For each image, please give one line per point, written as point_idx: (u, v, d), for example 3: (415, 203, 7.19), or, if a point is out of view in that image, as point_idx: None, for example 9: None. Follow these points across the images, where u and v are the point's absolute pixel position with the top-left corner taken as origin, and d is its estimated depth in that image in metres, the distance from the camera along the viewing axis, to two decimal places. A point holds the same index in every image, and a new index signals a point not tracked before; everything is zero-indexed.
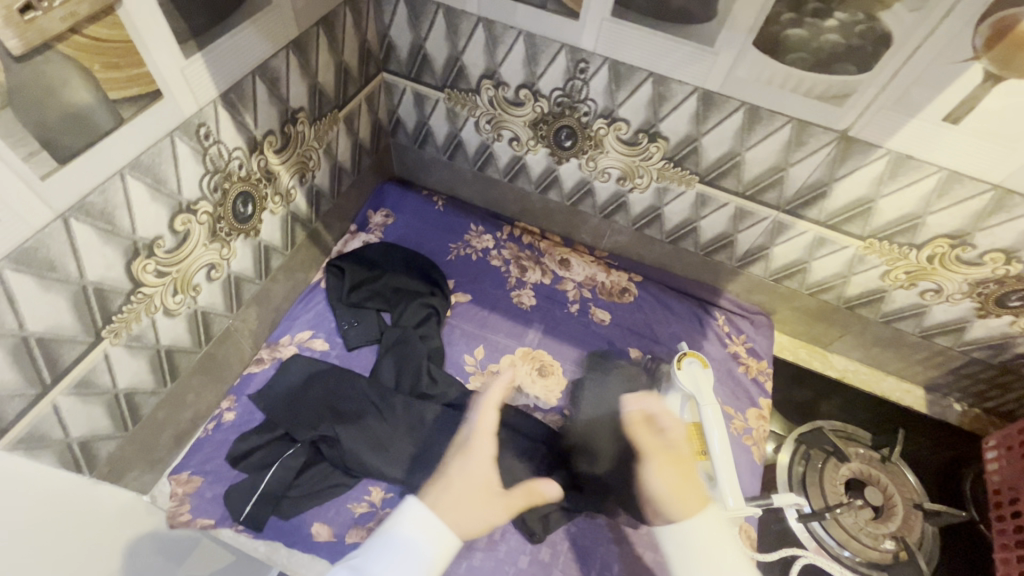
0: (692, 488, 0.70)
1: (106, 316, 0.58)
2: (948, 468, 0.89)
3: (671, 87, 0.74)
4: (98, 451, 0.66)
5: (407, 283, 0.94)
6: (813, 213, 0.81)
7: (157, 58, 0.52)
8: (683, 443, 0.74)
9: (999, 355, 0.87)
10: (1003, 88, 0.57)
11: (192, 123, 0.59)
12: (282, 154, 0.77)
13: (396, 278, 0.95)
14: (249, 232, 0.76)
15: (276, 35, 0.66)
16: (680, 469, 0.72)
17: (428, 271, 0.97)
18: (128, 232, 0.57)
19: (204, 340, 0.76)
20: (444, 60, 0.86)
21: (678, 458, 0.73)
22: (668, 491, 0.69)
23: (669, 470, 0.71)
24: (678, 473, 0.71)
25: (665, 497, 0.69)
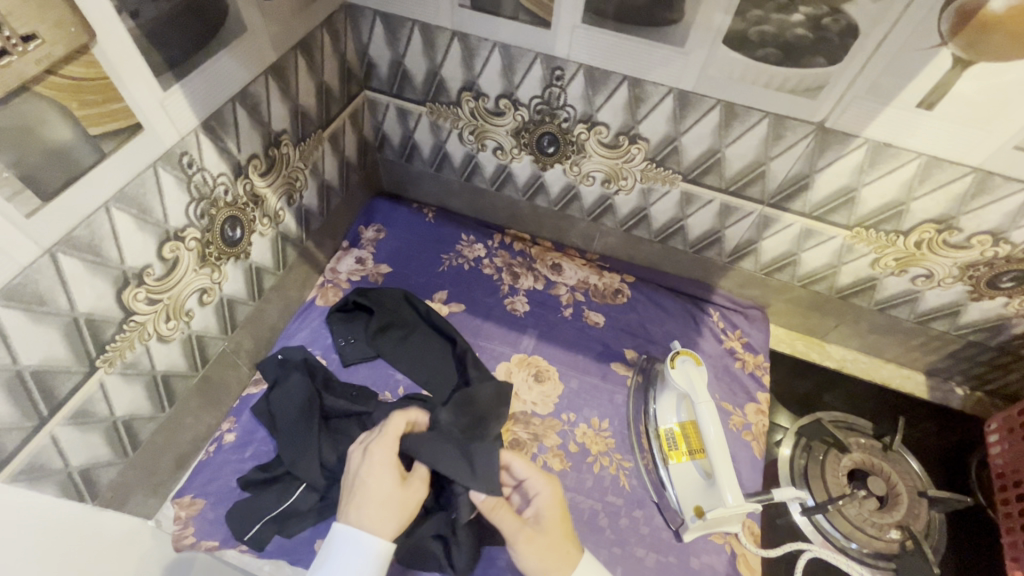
0: (558, 543, 0.64)
1: (98, 346, 0.59)
2: (953, 454, 0.88)
3: (646, 88, 0.75)
4: (98, 479, 0.66)
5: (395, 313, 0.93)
6: (797, 205, 0.81)
7: (135, 93, 0.53)
8: (557, 519, 0.66)
9: (996, 337, 0.87)
10: (973, 73, 0.58)
11: (174, 152, 0.61)
12: (267, 176, 0.78)
13: (380, 291, 0.94)
14: (239, 255, 0.78)
15: (254, 62, 0.67)
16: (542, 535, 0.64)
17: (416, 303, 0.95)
18: (117, 262, 0.58)
19: (200, 363, 0.77)
20: (423, 76, 0.88)
21: (543, 530, 0.65)
22: (542, 556, 0.62)
23: (540, 541, 0.63)
24: (549, 540, 0.64)
25: (541, 574, 0.62)
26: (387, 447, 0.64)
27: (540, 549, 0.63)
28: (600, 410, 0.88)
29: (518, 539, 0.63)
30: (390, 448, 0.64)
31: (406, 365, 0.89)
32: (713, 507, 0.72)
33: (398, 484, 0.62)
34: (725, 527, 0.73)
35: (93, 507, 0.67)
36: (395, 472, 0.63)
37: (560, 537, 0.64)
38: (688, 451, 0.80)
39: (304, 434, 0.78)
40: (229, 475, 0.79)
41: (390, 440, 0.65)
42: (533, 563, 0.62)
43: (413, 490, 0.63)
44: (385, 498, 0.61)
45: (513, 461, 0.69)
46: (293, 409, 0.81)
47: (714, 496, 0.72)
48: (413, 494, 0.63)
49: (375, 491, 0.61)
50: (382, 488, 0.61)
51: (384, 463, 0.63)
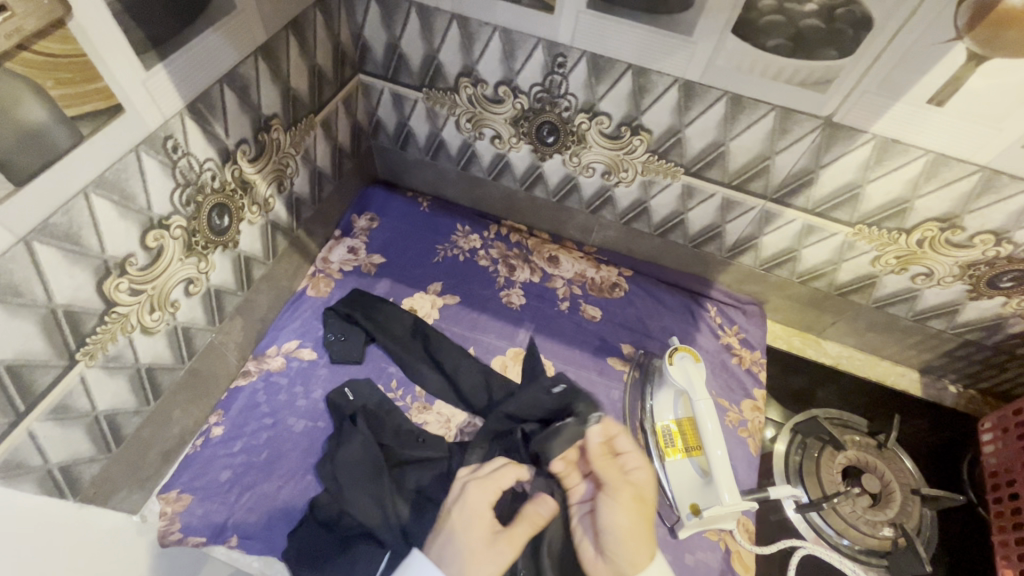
0: (643, 532, 0.61)
1: (79, 338, 0.57)
2: (946, 452, 0.89)
3: (651, 78, 0.72)
4: (80, 475, 0.64)
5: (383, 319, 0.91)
6: (800, 201, 0.79)
7: (116, 72, 0.50)
8: (648, 491, 0.64)
9: (992, 336, 0.87)
10: (987, 69, 0.56)
11: (158, 136, 0.58)
12: (257, 162, 0.75)
13: (366, 295, 0.94)
14: (227, 244, 0.75)
15: (243, 41, 0.64)
16: (642, 506, 0.63)
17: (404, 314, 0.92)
18: (97, 251, 0.55)
19: (186, 356, 0.75)
20: (420, 60, 0.85)
21: (640, 503, 0.63)
22: (631, 520, 0.61)
23: (631, 505, 0.62)
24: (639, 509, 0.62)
25: (618, 537, 0.61)
26: (481, 495, 0.63)
27: (626, 515, 0.61)
28: (596, 405, 0.87)
29: (609, 500, 0.63)
30: (486, 493, 0.63)
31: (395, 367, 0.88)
32: (709, 505, 0.71)
33: (487, 541, 0.59)
34: (720, 524, 0.72)
35: (75, 504, 0.64)
36: (484, 524, 0.60)
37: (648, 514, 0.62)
38: (684, 448, 0.79)
39: (306, 448, 0.81)
40: (218, 469, 0.78)
41: (489, 488, 0.64)
42: (613, 537, 0.61)
43: (496, 551, 0.58)
44: (467, 548, 0.57)
45: (620, 435, 0.68)
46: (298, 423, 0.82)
47: (710, 494, 0.71)
48: (499, 554, 0.58)
49: (460, 536, 0.59)
50: (469, 537, 0.58)
51: (474, 512, 0.61)
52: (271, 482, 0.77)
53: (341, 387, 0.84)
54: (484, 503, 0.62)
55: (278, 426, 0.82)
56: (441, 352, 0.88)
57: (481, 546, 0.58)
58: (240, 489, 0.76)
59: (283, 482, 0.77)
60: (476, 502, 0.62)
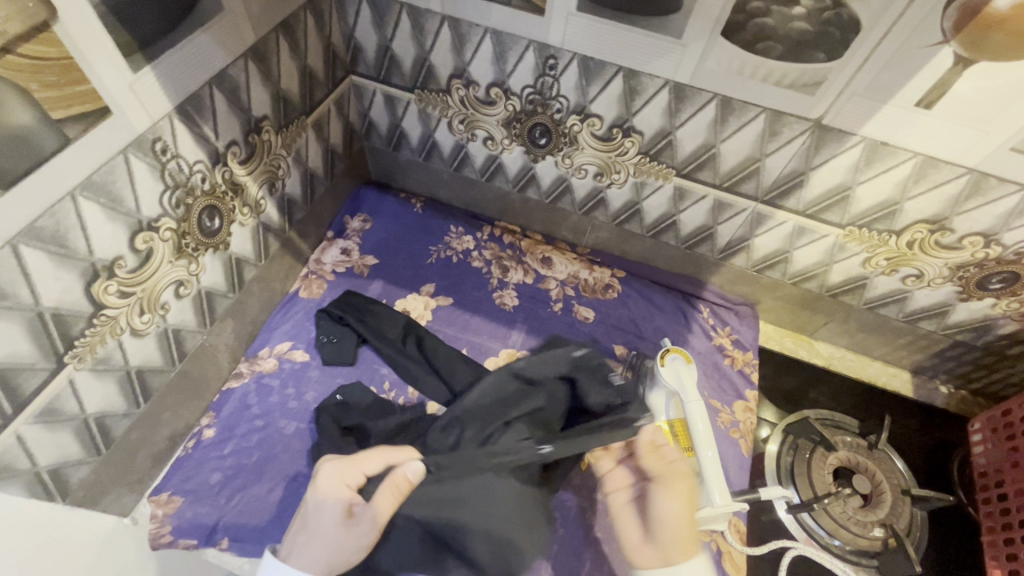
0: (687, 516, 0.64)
1: (67, 341, 0.56)
2: (936, 452, 0.89)
3: (642, 80, 0.73)
4: (69, 478, 0.64)
5: (382, 324, 0.90)
6: (791, 203, 0.80)
7: (102, 75, 0.50)
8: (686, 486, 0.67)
9: (982, 337, 0.87)
10: (974, 72, 0.57)
11: (146, 139, 0.58)
12: (248, 164, 0.75)
13: (358, 296, 0.94)
14: (218, 245, 0.75)
15: (231, 43, 0.64)
16: (687, 492, 0.66)
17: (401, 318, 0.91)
18: (85, 254, 0.55)
19: (177, 358, 0.75)
20: (412, 62, 0.85)
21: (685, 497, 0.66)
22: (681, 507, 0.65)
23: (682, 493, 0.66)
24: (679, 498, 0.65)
25: (671, 527, 0.63)
26: (336, 472, 0.60)
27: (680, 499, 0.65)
28: None
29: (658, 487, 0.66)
30: (337, 476, 0.60)
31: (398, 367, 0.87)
32: (700, 506, 0.71)
33: (341, 523, 0.57)
34: (712, 526, 0.72)
35: (64, 507, 0.64)
36: (342, 502, 0.58)
37: (688, 493, 0.66)
38: None
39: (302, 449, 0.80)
40: (209, 471, 0.77)
41: (346, 469, 0.60)
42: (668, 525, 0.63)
43: (354, 530, 0.57)
44: (320, 534, 0.57)
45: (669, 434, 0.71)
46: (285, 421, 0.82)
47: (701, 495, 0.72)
48: (355, 537, 0.57)
49: (315, 519, 0.58)
50: (322, 521, 0.57)
51: (331, 490, 0.59)
52: (261, 484, 0.77)
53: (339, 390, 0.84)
54: (337, 479, 0.59)
55: (270, 427, 0.82)
56: (442, 350, 0.88)
57: (331, 533, 0.57)
58: (230, 491, 0.76)
59: (274, 484, 0.77)
60: (325, 485, 0.59)
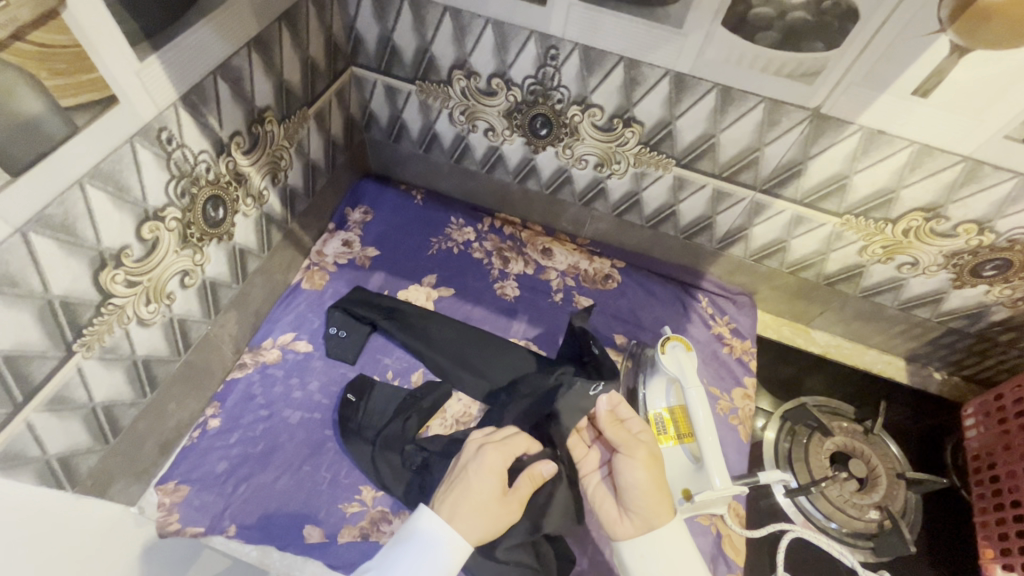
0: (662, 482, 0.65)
1: (76, 330, 0.57)
2: (930, 437, 0.91)
3: (643, 70, 0.73)
4: (78, 467, 0.64)
5: (405, 317, 0.91)
6: (789, 192, 0.81)
7: (109, 63, 0.50)
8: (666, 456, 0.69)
9: (975, 324, 0.89)
10: (970, 60, 0.58)
11: (152, 128, 0.58)
12: (251, 154, 0.75)
13: (362, 289, 0.95)
14: (223, 236, 0.75)
15: (235, 33, 0.64)
16: (659, 462, 0.66)
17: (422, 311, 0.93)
18: (92, 242, 0.55)
19: (182, 348, 0.75)
20: (413, 53, 0.85)
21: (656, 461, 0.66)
22: (659, 473, 0.65)
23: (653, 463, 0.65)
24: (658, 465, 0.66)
25: (640, 492, 0.63)
26: (499, 455, 0.66)
27: (654, 467, 0.65)
28: None
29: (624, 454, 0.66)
30: (503, 457, 0.66)
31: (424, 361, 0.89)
32: (700, 490, 0.72)
33: (501, 499, 0.63)
34: (711, 509, 0.74)
35: (73, 495, 0.65)
36: (499, 479, 0.64)
37: (650, 458, 0.65)
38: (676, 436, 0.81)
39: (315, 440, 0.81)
40: (215, 460, 0.78)
41: (506, 451, 0.67)
42: (636, 484, 0.64)
43: (509, 509, 0.64)
44: (484, 505, 0.62)
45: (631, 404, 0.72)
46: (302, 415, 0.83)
47: (701, 479, 0.73)
48: (510, 514, 0.64)
49: (475, 490, 0.63)
50: (486, 494, 0.62)
51: (491, 470, 0.64)
52: (267, 473, 0.78)
53: (356, 383, 0.85)
54: (496, 459, 0.65)
55: (274, 417, 0.82)
56: (452, 340, 0.89)
57: (496, 508, 0.62)
58: (236, 480, 0.77)
59: (280, 473, 0.78)
60: (484, 467, 0.65)
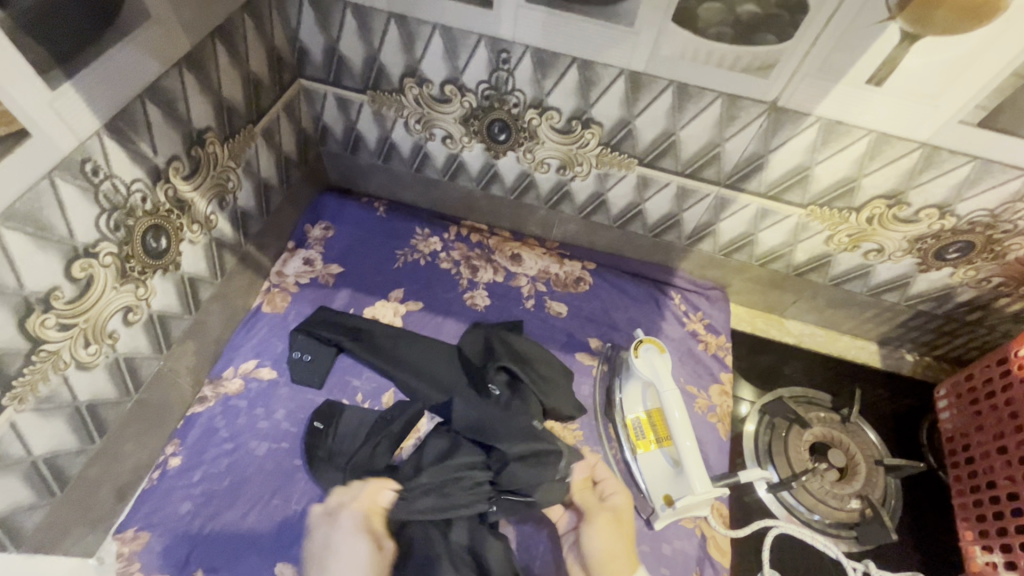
0: (620, 547, 0.68)
1: (4, 382, 0.53)
2: (906, 420, 0.92)
3: (596, 71, 0.71)
4: (22, 525, 0.60)
5: (379, 340, 0.88)
6: (753, 185, 0.80)
7: (17, 96, 0.47)
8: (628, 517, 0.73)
9: (942, 306, 0.89)
10: (920, 47, 0.57)
11: (74, 160, 0.54)
12: (193, 178, 0.71)
13: (327, 309, 0.91)
14: (168, 266, 0.71)
15: (164, 52, 0.60)
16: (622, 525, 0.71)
17: (398, 333, 0.89)
18: (14, 288, 0.51)
19: (132, 388, 0.71)
20: (361, 62, 0.82)
21: (620, 522, 0.71)
22: (609, 543, 0.68)
23: (613, 526, 0.70)
24: (620, 531, 0.70)
25: (600, 560, 0.67)
26: (366, 503, 0.69)
27: (609, 535, 0.69)
28: None
29: (592, 519, 0.71)
30: (362, 507, 0.68)
31: (402, 384, 0.85)
32: (681, 495, 0.71)
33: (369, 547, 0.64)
34: (694, 512, 0.73)
35: (17, 555, 0.61)
36: (364, 528, 0.66)
37: (616, 525, 0.70)
38: (655, 440, 0.79)
39: (284, 470, 0.78)
40: (178, 502, 0.74)
41: (370, 500, 0.69)
42: (594, 545, 0.68)
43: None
44: (358, 566, 0.63)
45: (601, 468, 0.77)
46: (264, 445, 0.80)
47: (682, 484, 0.72)
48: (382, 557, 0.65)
49: (349, 546, 0.64)
50: (359, 550, 0.64)
51: (356, 524, 0.66)
52: (234, 510, 0.74)
53: (323, 409, 0.82)
54: (353, 514, 0.67)
55: (239, 450, 0.79)
56: (427, 357, 0.87)
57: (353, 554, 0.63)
58: (202, 520, 0.73)
59: (248, 509, 0.75)
60: (345, 521, 0.67)
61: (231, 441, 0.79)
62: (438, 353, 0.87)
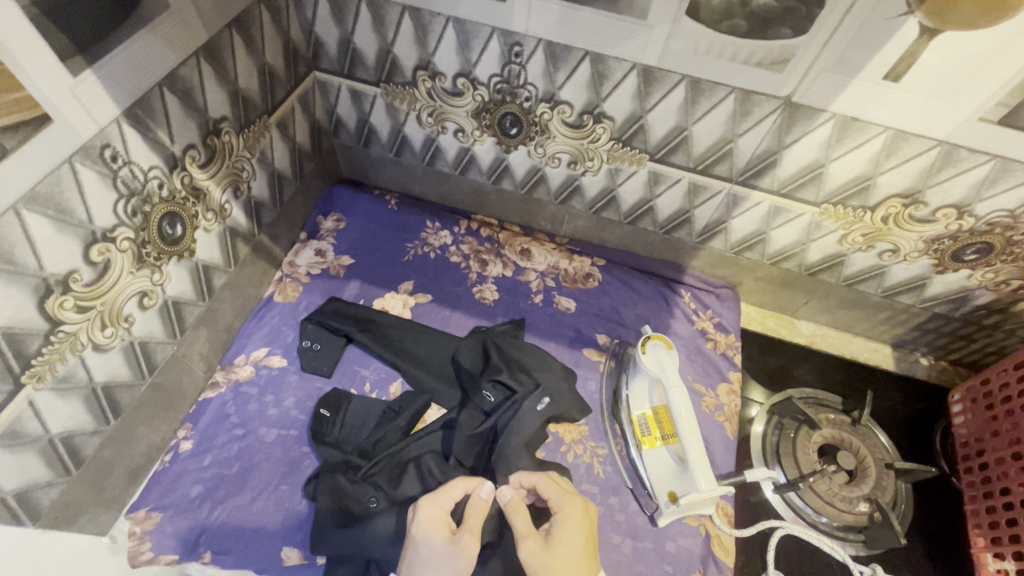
0: (568, 563, 0.60)
1: (24, 361, 0.54)
2: (919, 425, 0.90)
3: (609, 65, 0.71)
4: (39, 501, 0.62)
5: (388, 331, 0.89)
6: (766, 182, 0.79)
7: (40, 82, 0.48)
8: (571, 538, 0.62)
9: (959, 309, 0.88)
10: (940, 42, 0.56)
11: (94, 146, 0.55)
12: (209, 167, 0.72)
13: (337, 300, 0.92)
14: (183, 253, 0.73)
15: (182, 42, 0.61)
16: (558, 549, 0.61)
17: (405, 325, 0.90)
18: (35, 269, 0.53)
19: (146, 371, 0.72)
20: (375, 55, 0.82)
21: (552, 545, 0.62)
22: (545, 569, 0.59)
23: (543, 552, 0.61)
24: (551, 556, 0.60)
25: None
26: (433, 506, 0.63)
27: (544, 562, 0.60)
28: None
29: (522, 544, 0.62)
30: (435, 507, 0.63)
31: (409, 375, 0.85)
32: (686, 492, 0.71)
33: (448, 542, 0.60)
34: (699, 510, 0.73)
35: (35, 530, 0.62)
36: (442, 529, 0.61)
37: (544, 548, 0.61)
38: (661, 436, 0.79)
39: (292, 456, 0.79)
40: (189, 484, 0.76)
41: (438, 501, 0.64)
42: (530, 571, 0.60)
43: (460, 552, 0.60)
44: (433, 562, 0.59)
45: (536, 482, 0.68)
46: (274, 431, 0.81)
47: (687, 481, 0.72)
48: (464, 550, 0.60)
49: (424, 549, 0.60)
50: (432, 549, 0.60)
51: (429, 524, 0.62)
52: (243, 495, 0.76)
53: (332, 398, 0.83)
54: (434, 512, 0.63)
55: (249, 436, 0.80)
56: (436, 350, 0.87)
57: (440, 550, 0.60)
58: (211, 503, 0.75)
59: (256, 493, 0.76)
60: (427, 521, 0.62)
61: (241, 427, 0.81)
62: (445, 345, 0.88)
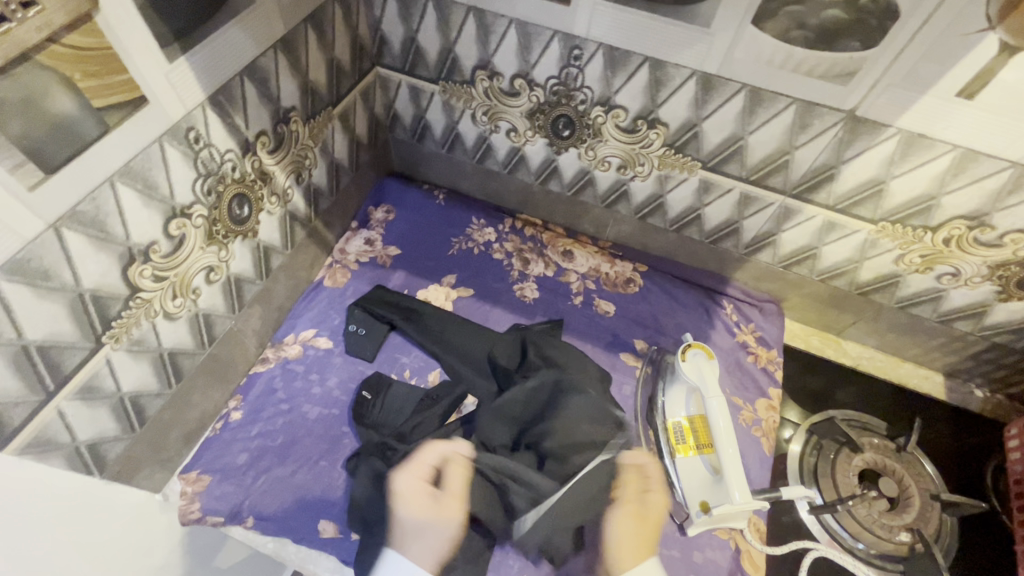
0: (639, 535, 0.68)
1: (105, 322, 0.59)
2: (969, 458, 0.86)
3: (667, 71, 0.72)
4: (106, 453, 0.67)
5: (430, 322, 0.91)
6: (821, 197, 0.78)
7: (141, 66, 0.52)
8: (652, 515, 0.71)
9: (1021, 340, 0.84)
10: (1020, 60, 0.54)
11: (181, 127, 0.59)
12: (276, 153, 0.76)
13: (383, 288, 0.95)
14: (247, 233, 0.77)
15: (263, 34, 0.65)
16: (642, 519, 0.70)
17: (447, 317, 0.92)
18: (121, 238, 0.57)
19: (207, 341, 0.77)
20: (436, 53, 0.85)
21: (643, 516, 0.70)
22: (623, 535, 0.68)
23: (632, 522, 0.69)
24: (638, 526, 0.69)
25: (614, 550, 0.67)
26: (411, 471, 0.70)
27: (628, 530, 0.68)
28: None
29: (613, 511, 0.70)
30: (413, 473, 0.70)
31: (447, 365, 0.87)
32: (719, 503, 0.70)
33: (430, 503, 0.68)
34: (730, 523, 0.72)
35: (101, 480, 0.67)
36: (420, 492, 0.69)
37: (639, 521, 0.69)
38: (696, 445, 0.78)
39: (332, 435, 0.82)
40: (236, 452, 0.80)
41: (417, 464, 0.71)
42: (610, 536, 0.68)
43: (448, 508, 0.68)
44: (423, 517, 0.67)
45: (648, 462, 0.74)
46: (317, 409, 0.84)
47: (720, 493, 0.71)
48: (444, 510, 0.67)
49: (406, 514, 0.67)
50: (413, 509, 0.68)
51: (408, 488, 0.69)
52: (285, 467, 0.79)
53: (373, 382, 0.86)
54: (416, 478, 0.70)
55: (293, 412, 0.84)
56: (475, 343, 0.89)
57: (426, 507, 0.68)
58: (256, 472, 0.78)
59: (297, 467, 0.79)
60: (403, 484, 0.70)
61: (287, 403, 0.85)
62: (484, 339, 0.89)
